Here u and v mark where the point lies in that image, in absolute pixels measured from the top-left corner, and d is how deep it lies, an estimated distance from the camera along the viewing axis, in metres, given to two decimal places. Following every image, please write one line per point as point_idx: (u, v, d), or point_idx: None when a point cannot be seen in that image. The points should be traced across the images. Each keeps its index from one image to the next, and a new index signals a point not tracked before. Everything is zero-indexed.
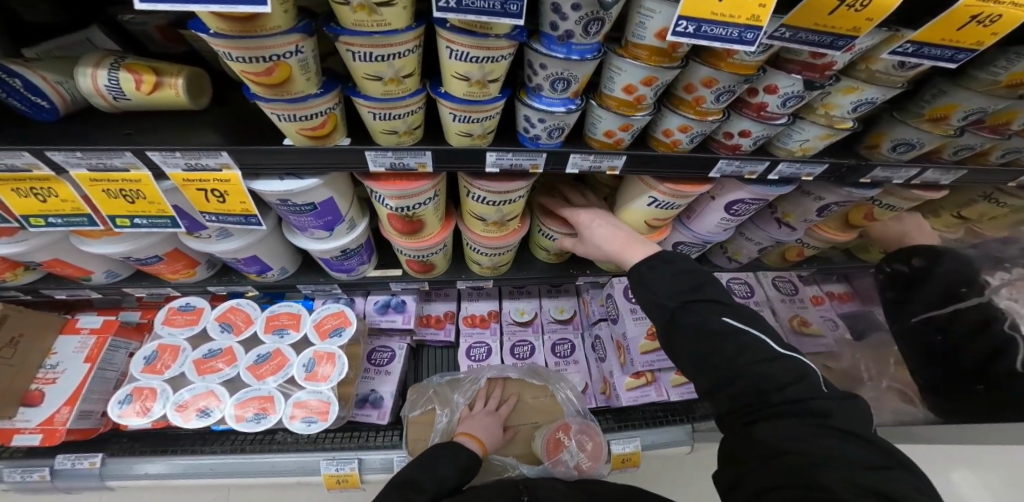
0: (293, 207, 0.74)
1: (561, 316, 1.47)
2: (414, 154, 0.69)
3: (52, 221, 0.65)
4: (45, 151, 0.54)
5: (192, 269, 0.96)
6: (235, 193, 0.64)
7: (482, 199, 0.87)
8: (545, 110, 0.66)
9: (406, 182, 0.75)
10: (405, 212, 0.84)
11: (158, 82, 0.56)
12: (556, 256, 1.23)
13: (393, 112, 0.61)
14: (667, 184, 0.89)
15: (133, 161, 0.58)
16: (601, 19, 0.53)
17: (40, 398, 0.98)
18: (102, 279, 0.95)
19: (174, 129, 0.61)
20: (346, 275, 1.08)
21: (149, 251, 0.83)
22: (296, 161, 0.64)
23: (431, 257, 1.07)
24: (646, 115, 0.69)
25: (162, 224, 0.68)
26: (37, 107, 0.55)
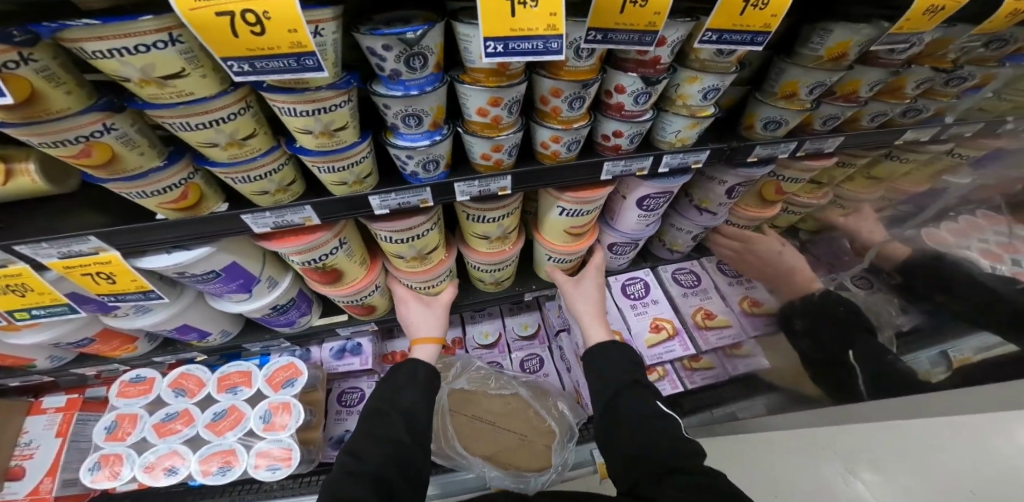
0: (197, 276, 0.75)
1: (525, 331, 1.40)
2: (295, 211, 0.71)
3: None
4: None
5: (132, 344, 0.94)
6: (118, 273, 0.66)
7: (390, 239, 0.87)
8: (410, 145, 0.68)
9: (300, 237, 0.77)
10: (316, 265, 0.85)
11: (9, 169, 0.57)
12: (493, 286, 1.21)
13: (251, 173, 0.63)
14: (568, 193, 0.89)
15: (7, 256, 0.60)
16: (419, 53, 0.56)
17: (21, 472, 0.95)
18: (48, 365, 0.93)
19: (46, 218, 0.64)
20: (288, 327, 1.07)
21: (77, 335, 0.82)
22: (175, 235, 0.67)
23: (370, 298, 1.06)
24: (510, 133, 0.71)
25: (60, 312, 0.69)
26: None
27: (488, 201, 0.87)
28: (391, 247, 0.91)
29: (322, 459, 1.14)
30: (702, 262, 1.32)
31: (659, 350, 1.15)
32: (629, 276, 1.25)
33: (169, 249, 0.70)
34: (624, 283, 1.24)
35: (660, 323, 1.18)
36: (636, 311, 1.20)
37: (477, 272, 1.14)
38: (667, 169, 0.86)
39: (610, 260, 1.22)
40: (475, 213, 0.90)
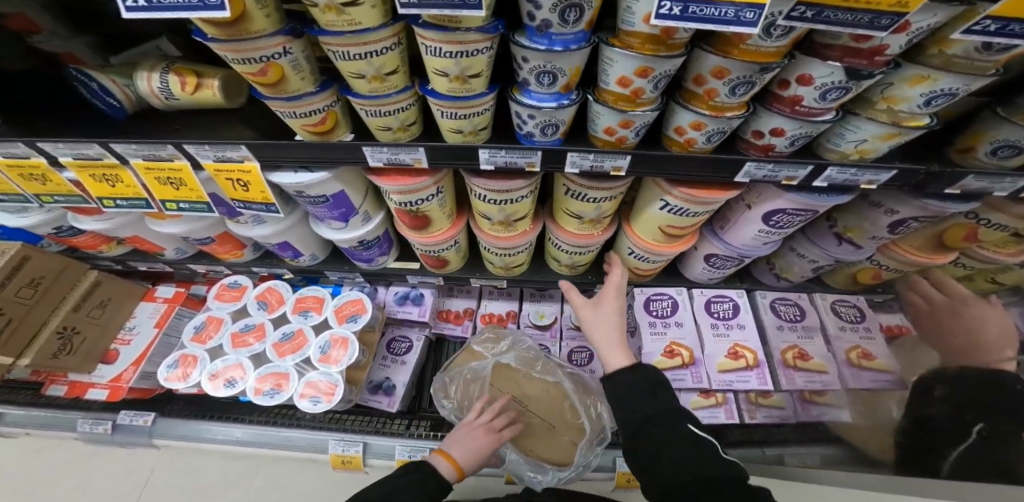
0: (310, 198, 0.81)
1: (582, 322, 1.30)
2: (409, 151, 0.71)
3: (120, 204, 0.77)
4: (110, 143, 0.66)
5: (240, 250, 1.04)
6: (252, 183, 0.73)
7: (484, 198, 0.85)
8: (535, 106, 0.62)
9: (406, 178, 0.77)
10: (410, 208, 0.85)
11: (199, 83, 0.66)
12: (567, 269, 1.16)
13: (382, 108, 0.64)
14: (678, 187, 0.76)
15: (174, 152, 0.68)
16: (578, 5, 0.48)
17: (114, 356, 1.07)
18: (173, 255, 1.07)
19: (210, 126, 0.70)
20: (366, 264, 1.11)
21: (204, 232, 0.92)
22: (303, 155, 0.70)
23: (444, 253, 1.05)
24: (649, 109, 0.59)
25: (200, 209, 0.78)
26: (110, 105, 0.68)
27: (591, 179, 0.80)
28: (482, 206, 0.88)
29: (360, 401, 1.18)
30: (811, 297, 1.13)
31: (730, 377, 1.03)
32: (717, 293, 1.12)
33: (296, 169, 0.74)
34: (709, 299, 1.11)
35: (741, 351, 1.05)
36: (715, 332, 1.08)
37: (558, 251, 1.08)
38: (826, 184, 0.72)
39: (702, 272, 1.10)
40: (574, 189, 0.85)
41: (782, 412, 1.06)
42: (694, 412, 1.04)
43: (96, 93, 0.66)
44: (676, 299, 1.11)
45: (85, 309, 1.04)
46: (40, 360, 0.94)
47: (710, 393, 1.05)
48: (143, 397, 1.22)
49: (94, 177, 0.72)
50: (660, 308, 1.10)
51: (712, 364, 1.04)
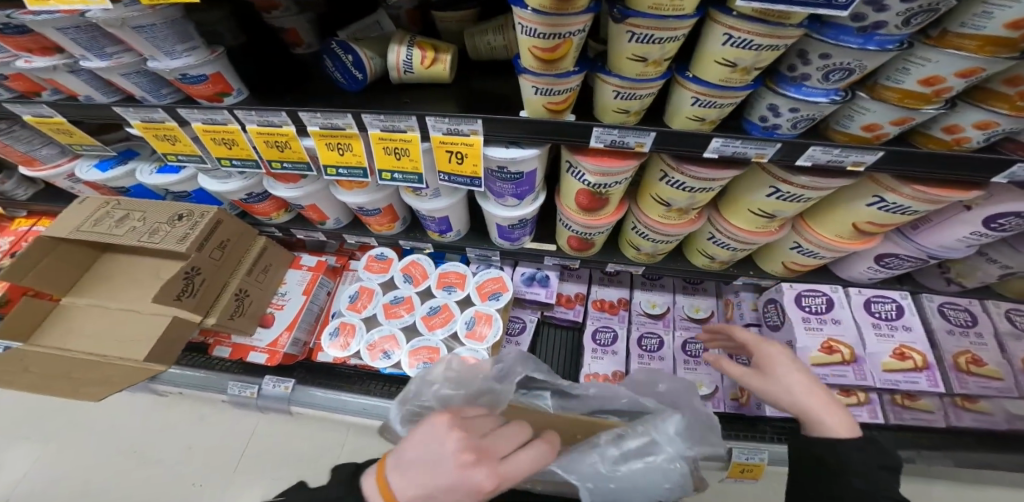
0: (505, 174, 0.80)
1: (696, 314, 1.24)
2: (637, 134, 0.69)
3: (340, 173, 0.76)
4: (361, 114, 0.67)
5: (393, 224, 1.04)
6: (470, 156, 0.72)
7: (678, 185, 0.80)
8: (802, 100, 0.58)
9: (613, 160, 0.75)
10: (598, 190, 0.84)
11: (437, 57, 0.68)
12: (719, 266, 1.05)
13: (637, 91, 0.63)
14: (914, 186, 0.66)
15: (413, 124, 0.68)
16: (934, 9, 0.43)
17: (271, 321, 1.04)
18: (331, 226, 1.05)
19: (437, 101, 0.70)
20: (509, 244, 1.08)
21: (377, 204, 0.92)
22: (525, 132, 0.70)
23: (595, 236, 1.02)
24: (937, 110, 0.54)
25: (411, 181, 0.76)
26: (352, 79, 0.68)
27: (813, 175, 0.69)
28: (669, 193, 0.84)
29: None
30: (981, 303, 0.91)
31: (897, 378, 0.86)
32: (877, 292, 0.94)
33: (506, 144, 0.74)
34: (868, 299, 0.93)
35: (907, 353, 0.87)
36: (877, 331, 0.90)
37: (712, 247, 0.99)
38: None
39: (861, 272, 0.94)
40: (779, 186, 0.74)
41: (931, 419, 0.92)
42: None
43: (346, 65, 0.68)
44: (832, 297, 0.94)
45: (254, 273, 1.00)
46: (223, 321, 0.91)
47: (852, 392, 0.95)
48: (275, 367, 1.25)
49: (327, 146, 0.72)
50: (813, 308, 0.94)
51: (873, 364, 0.87)
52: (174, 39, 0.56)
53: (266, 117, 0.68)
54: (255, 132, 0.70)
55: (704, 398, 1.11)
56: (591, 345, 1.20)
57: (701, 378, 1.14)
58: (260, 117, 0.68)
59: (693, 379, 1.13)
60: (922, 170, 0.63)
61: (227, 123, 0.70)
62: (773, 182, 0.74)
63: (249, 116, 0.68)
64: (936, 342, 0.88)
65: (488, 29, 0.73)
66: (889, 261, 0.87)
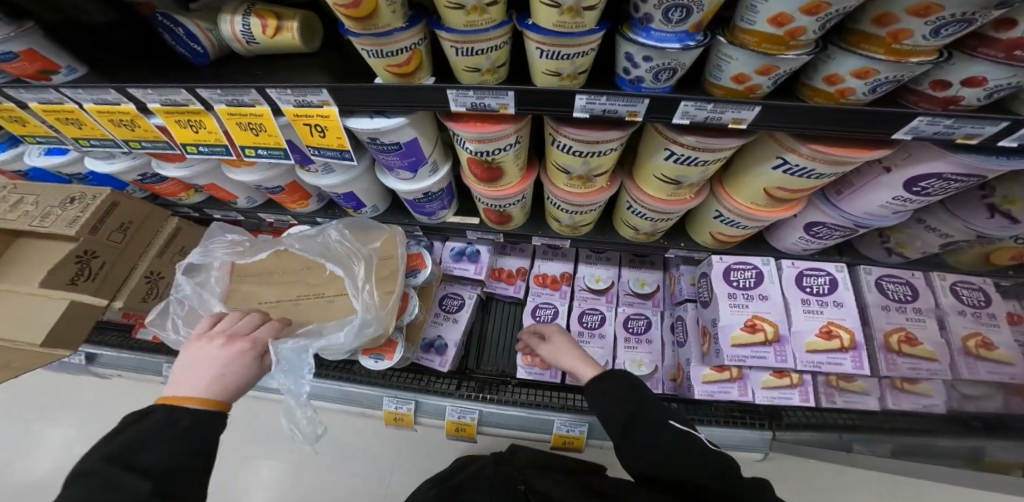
0: (381, 145, 0.75)
1: (640, 289, 1.17)
2: (496, 95, 0.62)
3: (202, 150, 0.76)
4: (196, 89, 0.65)
5: (306, 201, 1.03)
6: (328, 130, 0.67)
7: (567, 149, 0.72)
8: (653, 48, 0.48)
9: (486, 124, 0.69)
10: (484, 158, 0.77)
11: (279, 26, 0.61)
12: (646, 237, 0.97)
13: (477, 45, 0.55)
14: (814, 144, 0.56)
15: (257, 97, 0.65)
16: None
17: None
18: (244, 204, 1.07)
19: (288, 71, 0.67)
20: (426, 218, 1.07)
21: (275, 181, 0.91)
22: (382, 99, 0.64)
23: (508, 208, 0.97)
24: (802, 56, 0.44)
25: (279, 156, 0.75)
26: (194, 53, 0.66)
27: (704, 133, 0.60)
28: (562, 159, 0.75)
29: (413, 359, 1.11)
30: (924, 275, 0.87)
31: (820, 359, 0.80)
32: (811, 264, 0.88)
33: (370, 114, 0.69)
34: (802, 272, 0.87)
35: (835, 330, 0.81)
36: (806, 308, 0.84)
37: (633, 217, 0.90)
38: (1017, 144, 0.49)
39: (795, 243, 0.87)
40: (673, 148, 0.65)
41: (862, 400, 0.90)
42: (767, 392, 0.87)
43: (182, 38, 0.65)
44: (762, 270, 0.87)
45: (166, 253, 1.05)
46: (133, 303, 0.97)
47: (786, 373, 0.88)
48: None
49: (179, 124, 0.71)
50: (741, 283, 0.87)
51: (796, 345, 0.81)
52: None
53: (99, 95, 0.68)
54: (93, 110, 0.70)
55: (641, 379, 1.05)
56: (530, 321, 1.14)
57: (640, 358, 1.07)
58: (94, 94, 0.68)
59: (632, 359, 1.07)
60: (816, 128, 0.52)
61: (63, 102, 0.70)
62: (669, 145, 0.65)
63: (81, 93, 0.68)
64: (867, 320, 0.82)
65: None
66: (824, 227, 0.77)
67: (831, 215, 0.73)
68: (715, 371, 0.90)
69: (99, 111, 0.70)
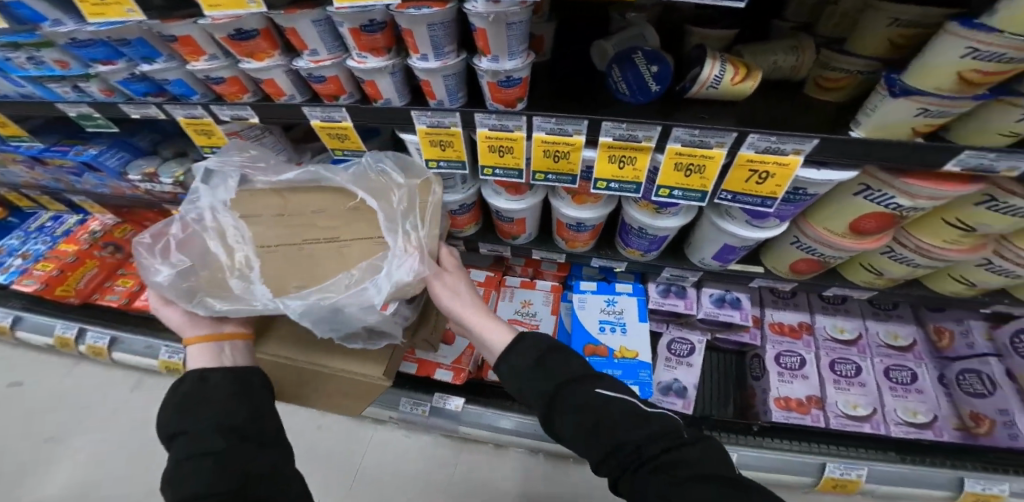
0: (795, 196, 0.76)
1: (896, 342, 1.14)
2: (973, 157, 0.59)
3: (548, 178, 0.79)
4: (601, 121, 0.68)
5: (590, 240, 1.08)
6: (708, 170, 0.71)
7: (884, 201, 0.72)
8: None
9: (951, 183, 0.65)
10: (899, 214, 0.73)
11: (749, 74, 0.68)
12: (885, 281, 0.96)
13: (953, 109, 0.55)
14: None
15: (653, 134, 0.68)
16: None
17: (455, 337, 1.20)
18: (522, 240, 1.12)
19: (676, 109, 0.72)
20: (643, 253, 1.07)
21: (531, 209, 0.98)
22: (766, 138, 0.65)
23: (834, 261, 0.93)
24: None
25: (626, 190, 0.78)
26: (648, 91, 0.71)
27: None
28: (867, 210, 0.76)
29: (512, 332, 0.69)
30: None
31: None
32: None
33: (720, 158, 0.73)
34: None
35: None
36: None
37: (884, 261, 0.90)
38: None
39: None
40: (1003, 198, 0.66)
41: None
42: None
43: (646, 77, 0.70)
44: None
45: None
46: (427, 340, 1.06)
47: None
48: (441, 386, 1.34)
49: (545, 154, 0.74)
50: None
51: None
52: (446, 40, 0.59)
53: (503, 122, 0.70)
54: (483, 136, 0.72)
55: (920, 428, 1.03)
56: (773, 367, 1.14)
57: (914, 406, 1.05)
58: (498, 121, 0.70)
59: (904, 407, 1.05)
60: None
61: (453, 125, 0.71)
62: (990, 192, 0.67)
63: (485, 120, 0.70)
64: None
65: (696, 39, 0.77)
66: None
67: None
68: None
69: (488, 137, 0.72)
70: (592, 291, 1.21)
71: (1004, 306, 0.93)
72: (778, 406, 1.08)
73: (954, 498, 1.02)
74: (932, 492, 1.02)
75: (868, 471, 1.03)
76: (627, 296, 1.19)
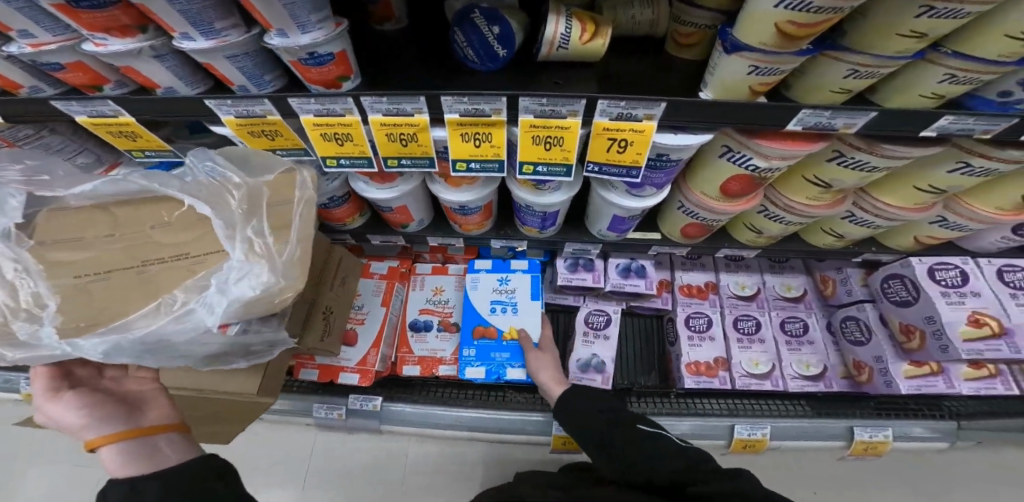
0: (659, 162, 0.73)
1: (789, 293, 1.22)
2: (813, 114, 0.59)
3: (403, 164, 0.70)
4: (438, 95, 0.59)
5: (485, 221, 1.02)
6: (566, 142, 0.65)
7: (744, 162, 0.71)
8: (982, 62, 0.48)
9: (799, 142, 0.65)
10: (761, 176, 0.73)
11: (598, 31, 0.61)
12: (765, 241, 0.99)
13: (782, 67, 0.53)
14: (1004, 149, 0.63)
15: (500, 107, 0.61)
16: None
17: (355, 337, 1.14)
18: (414, 227, 1.04)
19: (529, 76, 0.65)
20: (539, 230, 1.01)
21: (407, 197, 0.90)
22: (618, 103, 0.60)
23: (716, 224, 0.93)
24: None
25: (489, 168, 0.71)
26: (494, 57, 0.62)
27: (898, 142, 0.64)
28: (731, 172, 0.75)
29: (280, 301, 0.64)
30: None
31: (979, 347, 0.87)
32: (936, 259, 0.95)
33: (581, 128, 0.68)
34: (929, 267, 0.94)
35: (983, 319, 0.88)
36: (948, 301, 0.90)
37: (761, 220, 0.92)
38: None
39: (982, 243, 0.94)
40: (848, 153, 0.68)
41: None
42: (910, 381, 0.97)
43: (488, 40, 0.61)
44: (965, 269, 0.92)
45: (335, 287, 1.06)
46: (316, 343, 0.98)
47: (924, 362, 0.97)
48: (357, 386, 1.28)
49: (389, 137, 0.65)
50: (898, 297, 0.97)
51: (951, 334, 0.88)
52: (213, 12, 0.46)
53: (327, 105, 0.59)
54: (309, 123, 0.62)
55: (813, 379, 1.10)
56: (684, 331, 1.19)
57: (807, 359, 1.12)
58: (321, 105, 0.59)
59: (798, 361, 1.12)
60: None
61: (266, 115, 0.61)
62: (838, 147, 0.68)
63: (304, 104, 0.59)
64: (1007, 309, 0.89)
65: None
66: (954, 224, 0.86)
67: (971, 213, 0.81)
68: (916, 365, 0.97)
69: (316, 124, 0.62)
70: (488, 269, 1.21)
71: (873, 253, 1.01)
72: (690, 371, 1.13)
73: (847, 447, 1.07)
74: (830, 443, 1.06)
75: (771, 429, 1.08)
76: (522, 274, 1.19)
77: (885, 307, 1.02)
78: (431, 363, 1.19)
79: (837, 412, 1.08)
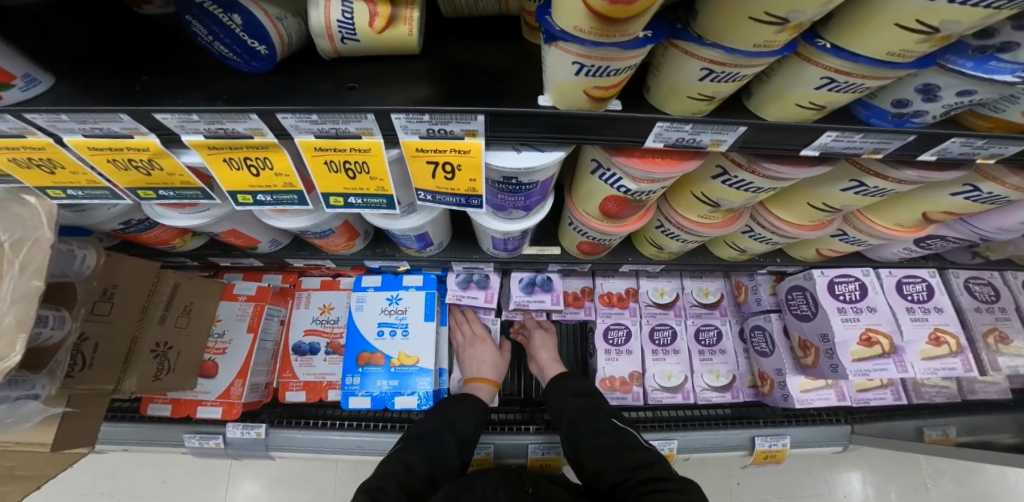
0: (511, 188, 0.58)
1: (706, 299, 1.14)
2: (675, 128, 0.46)
3: (163, 194, 0.54)
4: (151, 114, 0.42)
5: (353, 241, 0.86)
6: (373, 168, 0.49)
7: (615, 183, 0.58)
8: (867, 66, 0.36)
9: (671, 163, 0.52)
10: (636, 198, 0.61)
11: (394, 15, 0.44)
12: (668, 256, 0.89)
13: (615, 65, 0.38)
14: (902, 168, 0.54)
15: (258, 126, 0.44)
16: None
17: (215, 369, 0.94)
18: (266, 248, 0.88)
19: (315, 79, 0.48)
20: (419, 249, 0.87)
21: (226, 222, 0.72)
22: (418, 121, 0.45)
23: (610, 242, 0.82)
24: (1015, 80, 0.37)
25: (287, 201, 0.54)
26: (252, 54, 0.44)
27: (778, 161, 0.52)
28: (605, 192, 0.62)
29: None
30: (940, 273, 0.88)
31: (866, 366, 0.79)
32: (838, 270, 0.87)
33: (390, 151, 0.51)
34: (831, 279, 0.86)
35: (874, 336, 0.80)
36: (843, 316, 0.82)
37: (660, 236, 0.82)
38: None
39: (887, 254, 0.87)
40: (732, 171, 0.57)
41: None
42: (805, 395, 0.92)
43: (233, 31, 0.43)
44: (865, 281, 0.85)
45: (171, 319, 0.83)
46: (144, 385, 0.75)
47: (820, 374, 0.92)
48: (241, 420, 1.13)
49: (115, 164, 0.47)
50: (798, 311, 0.89)
51: (841, 355, 0.79)
52: None
53: None
54: None
55: (722, 391, 1.05)
56: (602, 345, 1.08)
57: (717, 369, 1.06)
58: None
59: (709, 372, 1.06)
60: (939, 156, 0.49)
61: None
62: (721, 162, 0.56)
63: None
64: (900, 325, 0.81)
65: None
66: (853, 239, 0.78)
67: (870, 229, 0.73)
68: (813, 378, 0.91)
69: None
70: (376, 287, 1.03)
71: (777, 264, 0.93)
72: (604, 387, 1.05)
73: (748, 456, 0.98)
74: (730, 453, 0.97)
75: (679, 443, 0.96)
76: (414, 291, 1.03)
77: (788, 320, 0.93)
78: (318, 388, 1.03)
79: (748, 414, 1.02)
